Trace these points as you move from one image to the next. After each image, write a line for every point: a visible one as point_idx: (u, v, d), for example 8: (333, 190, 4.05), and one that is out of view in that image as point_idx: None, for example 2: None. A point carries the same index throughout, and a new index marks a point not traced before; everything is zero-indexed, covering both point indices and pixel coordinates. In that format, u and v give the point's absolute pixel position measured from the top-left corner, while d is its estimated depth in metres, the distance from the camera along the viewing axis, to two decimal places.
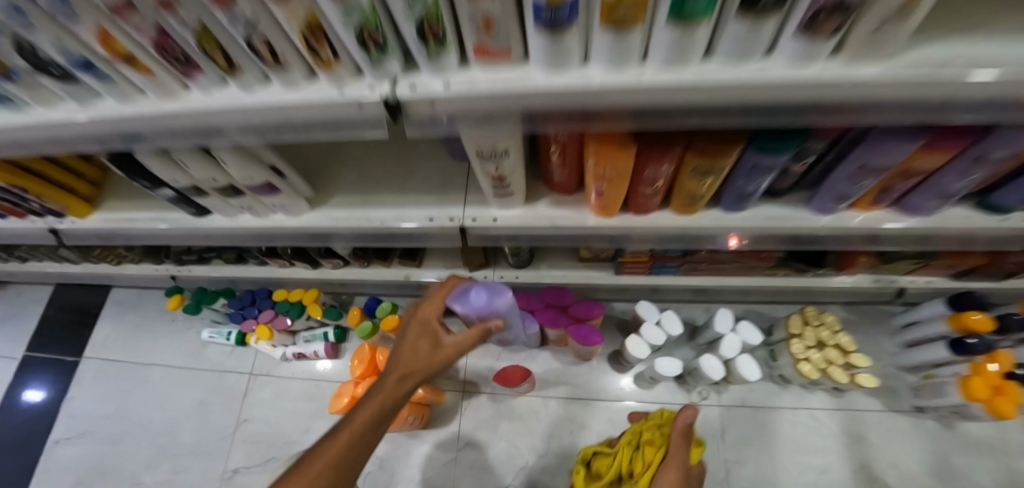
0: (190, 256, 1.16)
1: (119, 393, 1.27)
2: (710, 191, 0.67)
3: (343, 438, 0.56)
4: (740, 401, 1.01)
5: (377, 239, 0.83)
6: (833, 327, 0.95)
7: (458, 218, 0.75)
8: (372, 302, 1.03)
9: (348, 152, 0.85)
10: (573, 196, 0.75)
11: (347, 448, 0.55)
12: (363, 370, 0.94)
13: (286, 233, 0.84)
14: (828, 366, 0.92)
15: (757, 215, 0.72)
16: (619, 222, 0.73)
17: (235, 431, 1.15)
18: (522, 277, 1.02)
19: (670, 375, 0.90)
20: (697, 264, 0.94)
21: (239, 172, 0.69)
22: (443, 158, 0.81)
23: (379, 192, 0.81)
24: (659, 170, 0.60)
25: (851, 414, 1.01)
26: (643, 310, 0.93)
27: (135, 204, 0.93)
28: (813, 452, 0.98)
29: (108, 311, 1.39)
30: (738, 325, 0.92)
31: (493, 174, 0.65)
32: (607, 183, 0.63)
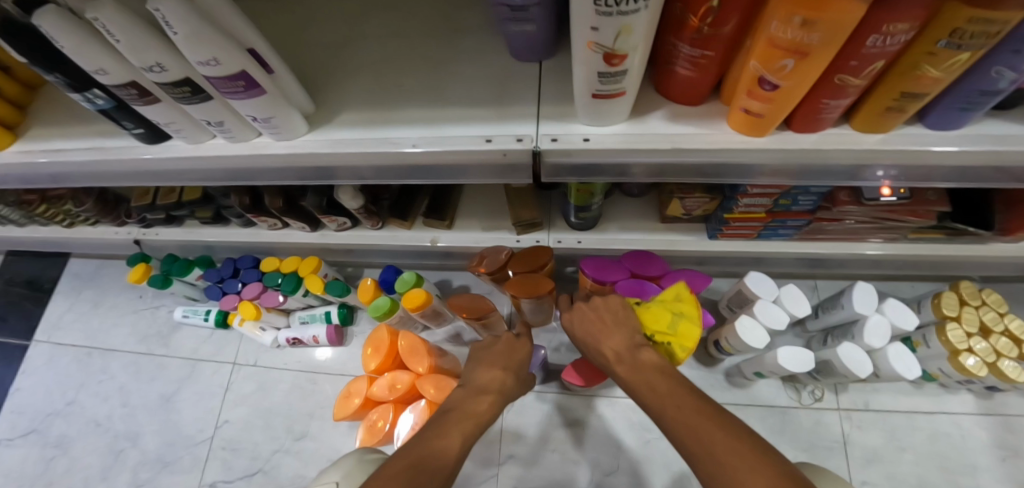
0: (156, 214, 0.90)
1: (67, 384, 1.01)
2: (939, 88, 0.44)
3: (432, 444, 0.47)
4: (863, 405, 0.79)
5: (406, 174, 0.61)
6: (997, 308, 0.72)
7: (529, 137, 0.51)
8: (390, 271, 0.79)
9: (364, 55, 0.61)
10: (698, 108, 0.52)
11: (436, 450, 0.46)
12: (380, 363, 0.70)
13: (279, 165, 0.62)
14: (997, 360, 0.68)
15: (976, 136, 0.49)
16: (771, 143, 0.50)
17: (213, 435, 0.91)
18: (585, 243, 0.78)
19: (795, 370, 0.68)
20: (828, 223, 0.71)
21: (192, 53, 0.43)
22: (501, 60, 0.58)
23: (407, 105, 0.57)
24: (889, 36, 0.36)
25: (1005, 421, 0.76)
26: (755, 284, 0.71)
27: (70, 130, 0.68)
28: (960, 471, 0.74)
29: (62, 284, 1.13)
30: (882, 304, 0.69)
31: (607, 49, 0.40)
32: (794, 62, 0.39)
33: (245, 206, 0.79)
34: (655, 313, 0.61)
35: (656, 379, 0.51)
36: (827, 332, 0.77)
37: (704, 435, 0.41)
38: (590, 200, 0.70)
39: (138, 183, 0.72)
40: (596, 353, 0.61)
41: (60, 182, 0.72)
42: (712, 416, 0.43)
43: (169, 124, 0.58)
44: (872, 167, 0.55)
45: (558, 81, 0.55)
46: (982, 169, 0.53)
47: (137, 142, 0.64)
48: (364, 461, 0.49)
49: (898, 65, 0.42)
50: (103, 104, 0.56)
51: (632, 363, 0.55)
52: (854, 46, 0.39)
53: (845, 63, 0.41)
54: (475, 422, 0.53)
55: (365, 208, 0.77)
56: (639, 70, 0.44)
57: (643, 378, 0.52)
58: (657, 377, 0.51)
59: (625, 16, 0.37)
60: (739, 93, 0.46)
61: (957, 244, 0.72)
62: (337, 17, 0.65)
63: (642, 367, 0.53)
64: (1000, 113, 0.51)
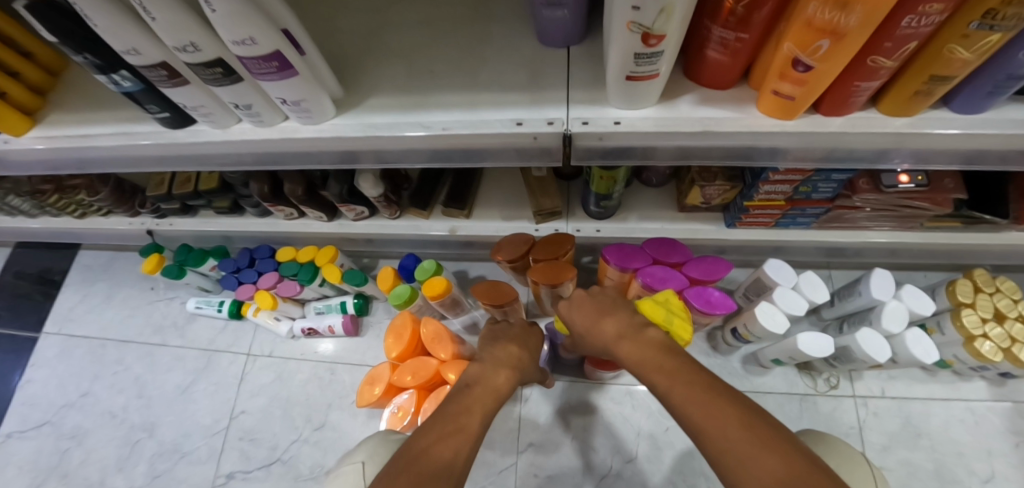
0: (172, 204, 0.90)
1: (80, 376, 1.01)
2: (967, 73, 0.45)
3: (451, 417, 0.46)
4: (879, 392, 0.80)
5: (434, 159, 0.61)
6: (1011, 295, 0.73)
7: (562, 120, 0.52)
8: (411, 260, 0.80)
9: (393, 40, 0.61)
10: (727, 93, 0.53)
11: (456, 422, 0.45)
12: (402, 351, 0.70)
13: (306, 150, 0.62)
14: (1012, 345, 0.69)
15: (1002, 120, 0.50)
16: (800, 126, 0.51)
17: (230, 425, 0.91)
18: (604, 231, 0.78)
19: (815, 356, 0.69)
20: (847, 211, 0.72)
21: (229, 33, 0.43)
22: (529, 46, 0.58)
23: (436, 90, 0.57)
24: (924, 16, 0.37)
25: (1018, 407, 0.77)
26: (775, 271, 0.71)
27: (92, 116, 0.67)
28: (975, 455, 0.75)
29: (73, 276, 1.12)
30: (899, 291, 0.70)
31: (646, 30, 0.41)
32: (829, 43, 0.40)
33: (265, 194, 0.79)
34: (653, 308, 0.61)
35: (657, 357, 0.49)
36: (843, 319, 0.78)
37: (714, 412, 0.39)
38: (612, 187, 0.71)
39: (160, 170, 0.72)
40: (595, 336, 0.58)
41: (81, 169, 0.72)
42: (719, 393, 0.41)
43: (196, 108, 0.58)
44: (896, 152, 0.56)
45: (588, 66, 0.56)
46: (1003, 154, 0.54)
47: (162, 126, 0.64)
48: (390, 441, 0.48)
49: (931, 46, 0.42)
50: (131, 86, 0.56)
51: (633, 347, 0.52)
52: (889, 27, 0.39)
53: (879, 45, 0.41)
54: (496, 395, 0.52)
55: (384, 197, 0.78)
56: (675, 51, 0.45)
57: (644, 359, 0.50)
58: (661, 356, 0.48)
59: None
60: (771, 77, 0.47)
61: (972, 231, 0.73)
62: (363, 4, 0.65)
63: (645, 351, 0.50)
64: (1022, 98, 0.52)
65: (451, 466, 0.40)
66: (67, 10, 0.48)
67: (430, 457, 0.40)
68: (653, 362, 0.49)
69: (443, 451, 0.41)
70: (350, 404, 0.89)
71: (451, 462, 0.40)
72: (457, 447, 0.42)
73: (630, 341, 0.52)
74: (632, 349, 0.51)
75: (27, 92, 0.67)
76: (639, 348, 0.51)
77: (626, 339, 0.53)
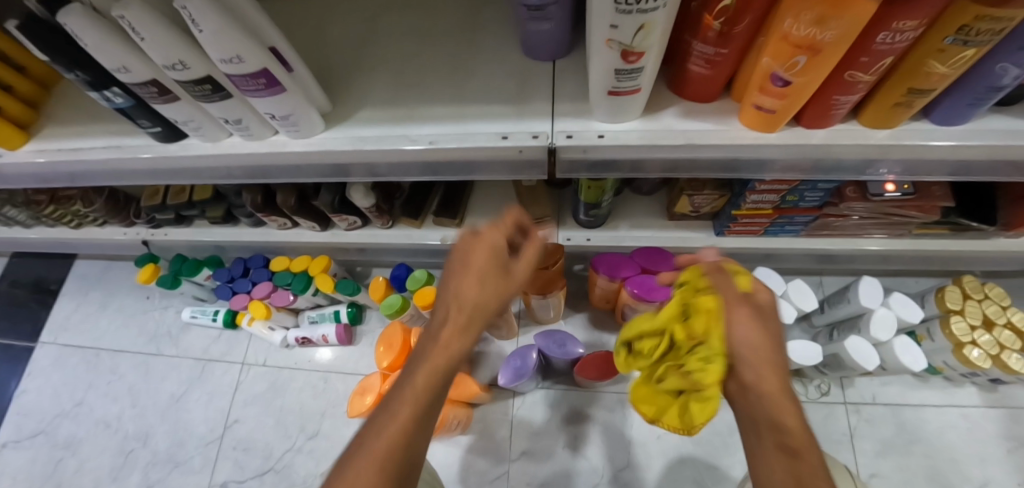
0: (166, 214, 0.91)
1: (75, 385, 1.01)
2: (944, 86, 0.45)
3: (405, 405, 0.36)
4: (871, 398, 0.80)
5: (422, 171, 0.61)
6: (999, 301, 0.73)
7: (546, 134, 0.52)
8: (402, 270, 0.80)
9: (381, 53, 0.62)
10: (711, 105, 0.54)
11: (414, 411, 0.36)
12: (393, 360, 0.71)
13: (296, 163, 0.63)
14: (1001, 352, 0.70)
15: (982, 131, 0.50)
16: (783, 138, 0.51)
17: (224, 434, 0.91)
18: (595, 240, 0.79)
19: (803, 364, 0.69)
20: (834, 219, 0.72)
21: (215, 51, 0.44)
22: (515, 59, 0.59)
23: (424, 103, 0.57)
24: (898, 32, 0.38)
25: (1010, 413, 0.77)
26: (764, 279, 0.71)
27: (85, 130, 0.68)
28: (967, 462, 0.75)
29: (69, 285, 1.13)
30: (888, 298, 0.70)
31: (626, 46, 0.42)
32: (806, 58, 0.40)
33: (257, 205, 0.80)
34: None
35: (771, 354, 0.36)
36: (834, 326, 0.78)
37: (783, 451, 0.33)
38: (601, 197, 0.71)
39: (152, 181, 0.73)
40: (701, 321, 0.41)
41: (74, 181, 0.73)
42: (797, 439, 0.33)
43: (187, 122, 0.59)
44: (880, 162, 0.56)
45: (573, 79, 0.56)
46: (985, 164, 0.54)
47: (154, 140, 0.65)
48: None
49: (907, 61, 0.43)
50: (122, 102, 0.56)
51: (747, 330, 0.37)
52: (865, 43, 0.40)
53: (856, 59, 0.42)
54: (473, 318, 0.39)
55: (376, 207, 0.78)
56: (656, 66, 0.45)
57: (750, 347, 0.36)
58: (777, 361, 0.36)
59: (645, 14, 0.38)
60: (751, 90, 0.48)
61: (960, 238, 0.73)
62: (352, 18, 0.66)
63: (762, 338, 0.37)
64: (1004, 109, 0.52)
65: (402, 485, 0.35)
66: (55, 27, 0.49)
67: (375, 487, 0.33)
68: (762, 361, 0.36)
69: (396, 469, 0.35)
70: (343, 413, 0.89)
71: (402, 479, 0.35)
72: (410, 451, 0.35)
73: (745, 316, 0.38)
74: (750, 332, 0.37)
75: (21, 106, 0.68)
76: (752, 330, 0.37)
77: (734, 312, 0.38)
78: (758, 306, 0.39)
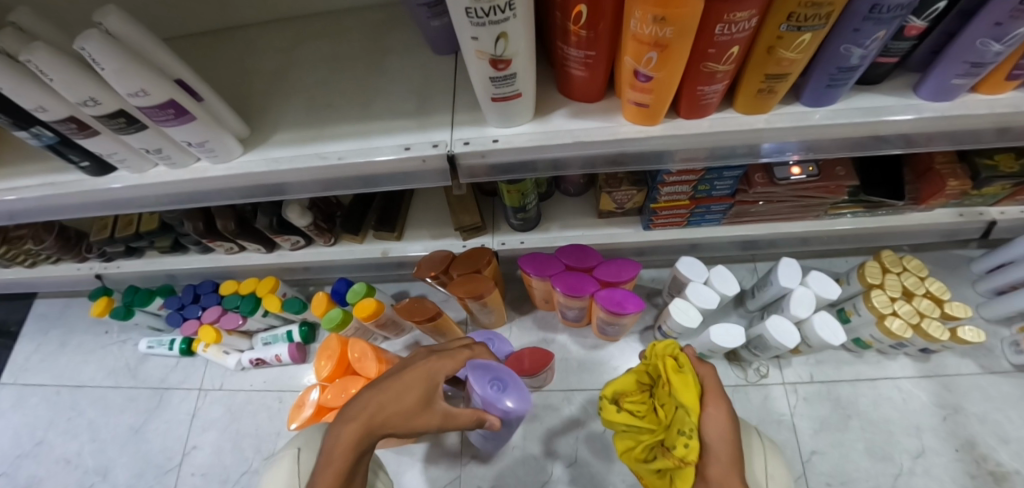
0: (116, 247, 0.92)
1: (35, 425, 1.01)
2: (796, 74, 0.48)
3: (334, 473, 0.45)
4: (808, 377, 0.82)
5: (340, 186, 0.64)
6: (917, 272, 0.75)
7: (443, 143, 0.55)
8: (343, 284, 0.82)
9: (293, 78, 0.65)
10: (598, 104, 0.57)
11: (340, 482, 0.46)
12: (332, 369, 0.72)
13: (221, 187, 0.66)
14: (920, 321, 0.71)
15: (850, 109, 0.53)
16: (666, 130, 0.55)
17: (183, 460, 0.91)
18: (528, 243, 0.81)
19: (728, 346, 0.71)
20: (749, 206, 0.74)
21: (120, 85, 0.47)
22: (419, 74, 0.62)
23: (333, 120, 0.60)
24: (733, 24, 0.41)
25: (944, 382, 0.78)
26: (688, 268, 0.74)
27: (21, 169, 0.69)
28: (904, 432, 0.76)
29: (31, 324, 1.14)
30: (806, 277, 0.72)
31: (493, 56, 0.45)
32: (657, 54, 0.43)
33: (199, 231, 0.81)
34: (683, 385, 0.59)
35: (731, 448, 0.53)
36: (765, 309, 0.80)
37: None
38: (524, 200, 0.74)
39: (90, 215, 0.75)
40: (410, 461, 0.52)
41: (15, 219, 0.74)
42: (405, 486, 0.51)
43: (111, 155, 0.62)
44: (768, 146, 0.59)
45: (471, 90, 0.60)
46: (863, 140, 0.57)
47: (86, 175, 0.67)
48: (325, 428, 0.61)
49: (756, 51, 0.46)
50: (49, 139, 0.59)
51: (713, 431, 0.54)
52: (708, 35, 0.43)
53: (705, 52, 0.45)
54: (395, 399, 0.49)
55: (315, 226, 0.80)
56: (530, 72, 0.49)
57: (718, 440, 0.53)
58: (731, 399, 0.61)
59: (498, 24, 0.41)
60: (626, 88, 0.51)
61: (874, 216, 0.76)
62: (268, 47, 0.69)
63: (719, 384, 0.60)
64: (870, 88, 0.55)
65: None
66: None
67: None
68: (726, 439, 0.53)
69: None
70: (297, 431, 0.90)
71: None
72: None
73: (716, 409, 0.56)
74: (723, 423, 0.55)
75: None
76: (712, 380, 0.61)
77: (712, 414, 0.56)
78: (723, 414, 0.56)
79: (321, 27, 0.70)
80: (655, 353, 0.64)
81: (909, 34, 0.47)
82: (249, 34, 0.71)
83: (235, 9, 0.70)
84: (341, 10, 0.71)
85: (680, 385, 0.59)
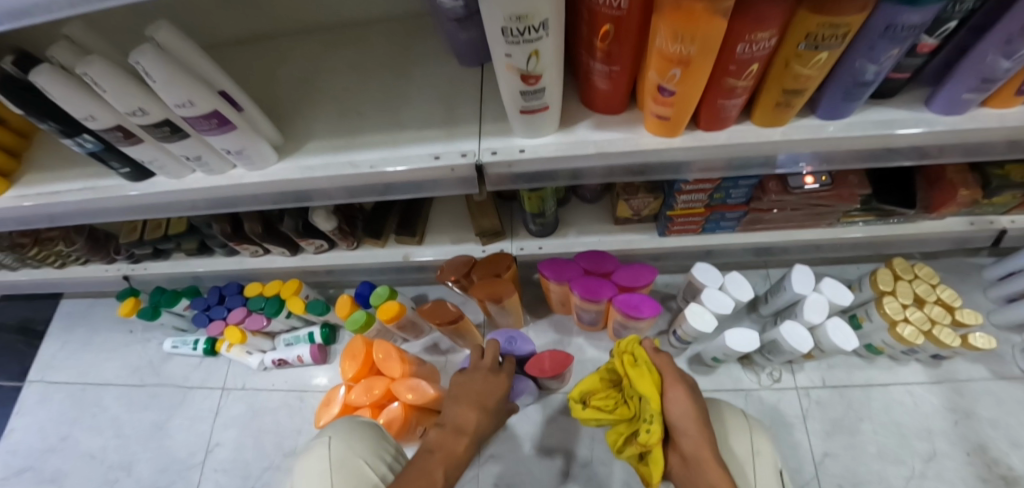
0: (145, 249, 0.95)
1: (61, 421, 1.04)
2: (811, 89, 0.51)
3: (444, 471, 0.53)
4: (820, 381, 0.83)
5: (369, 192, 0.66)
6: (928, 280, 0.76)
7: (472, 152, 0.57)
8: (366, 287, 0.84)
9: (324, 88, 0.68)
10: (620, 116, 0.59)
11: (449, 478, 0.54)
12: (357, 370, 0.74)
13: (253, 192, 0.68)
14: (932, 327, 0.72)
15: (864, 122, 0.55)
16: (686, 141, 0.57)
17: (206, 456, 0.94)
18: (546, 248, 0.84)
19: (743, 350, 0.72)
20: (763, 213, 0.76)
21: (169, 96, 0.49)
22: (446, 85, 0.65)
23: (364, 129, 0.63)
24: (754, 43, 0.43)
25: (955, 387, 0.80)
26: (702, 274, 0.76)
27: (62, 174, 0.73)
28: (915, 436, 0.77)
29: (57, 324, 1.17)
30: (819, 283, 0.74)
31: (524, 71, 0.47)
32: (680, 70, 0.46)
33: (227, 234, 0.84)
34: (639, 374, 0.61)
35: (698, 425, 0.55)
36: (778, 315, 0.82)
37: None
38: (544, 206, 0.76)
39: (125, 218, 0.78)
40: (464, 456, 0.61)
41: (53, 222, 0.77)
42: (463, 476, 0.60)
43: (151, 162, 0.65)
44: (785, 157, 0.61)
45: (497, 101, 0.62)
46: (876, 151, 0.59)
47: (125, 180, 0.70)
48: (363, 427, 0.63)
49: (774, 66, 0.48)
50: (93, 147, 0.62)
51: (677, 416, 0.57)
52: (729, 53, 0.45)
53: (726, 68, 0.47)
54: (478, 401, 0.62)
55: (339, 230, 0.83)
56: (557, 86, 0.51)
57: (683, 419, 0.56)
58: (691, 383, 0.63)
59: (532, 43, 0.44)
60: (648, 101, 0.53)
61: (887, 224, 0.78)
62: (299, 58, 0.72)
63: (677, 371, 0.62)
64: (883, 101, 0.57)
65: None
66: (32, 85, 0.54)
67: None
68: (689, 420, 0.56)
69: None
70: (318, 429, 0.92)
71: None
72: None
73: (679, 394, 0.59)
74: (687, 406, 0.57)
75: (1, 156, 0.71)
76: (669, 367, 0.63)
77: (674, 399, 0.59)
78: (684, 397, 0.58)
79: (350, 39, 0.73)
80: (619, 351, 0.66)
81: (921, 51, 0.49)
82: (280, 45, 0.74)
83: (268, 21, 0.73)
84: (368, 23, 0.74)
85: (637, 374, 0.61)
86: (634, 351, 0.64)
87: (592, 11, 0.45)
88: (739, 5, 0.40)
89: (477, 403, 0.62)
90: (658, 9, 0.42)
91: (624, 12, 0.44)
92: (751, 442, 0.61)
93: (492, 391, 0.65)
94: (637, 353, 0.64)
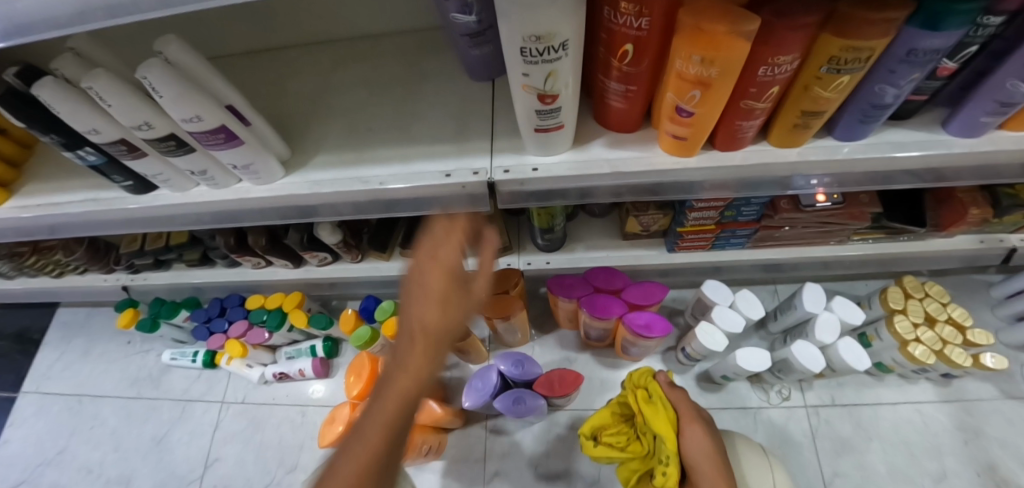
0: (145, 259, 0.94)
1: (56, 434, 1.01)
2: (830, 112, 0.50)
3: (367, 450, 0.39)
4: (830, 400, 0.82)
5: (377, 208, 0.65)
6: (939, 298, 0.76)
7: (484, 170, 0.57)
8: (371, 301, 0.83)
9: (333, 102, 0.67)
10: (634, 135, 0.58)
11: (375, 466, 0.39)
12: (361, 388, 0.73)
13: (259, 206, 0.67)
14: (943, 347, 0.72)
15: (881, 143, 0.55)
16: (701, 160, 0.56)
17: (205, 472, 0.92)
18: (553, 263, 0.83)
19: (753, 370, 0.72)
20: (773, 231, 0.75)
21: (176, 112, 0.48)
22: (457, 101, 0.64)
23: (373, 144, 0.62)
24: (776, 66, 0.43)
25: (966, 407, 0.79)
26: (712, 291, 0.75)
27: (64, 186, 0.71)
28: (927, 457, 0.76)
29: (54, 333, 1.15)
30: (830, 302, 0.73)
31: (540, 91, 0.47)
32: (700, 92, 0.45)
33: (230, 246, 0.83)
34: (658, 415, 0.66)
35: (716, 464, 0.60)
36: (787, 332, 0.81)
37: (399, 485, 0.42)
38: (553, 222, 0.75)
39: (127, 229, 0.76)
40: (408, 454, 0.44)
41: (54, 233, 0.76)
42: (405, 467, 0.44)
43: (156, 176, 0.63)
44: (799, 177, 0.60)
45: (509, 118, 0.61)
46: (891, 172, 0.59)
47: (128, 193, 0.69)
48: None
49: (794, 89, 0.48)
50: (95, 160, 0.60)
51: (694, 454, 0.62)
52: (749, 75, 0.45)
53: (746, 90, 0.47)
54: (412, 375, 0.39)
55: (344, 243, 0.81)
56: (573, 105, 0.50)
57: (702, 458, 0.61)
58: (705, 418, 0.68)
59: (550, 63, 0.43)
60: (665, 121, 0.52)
61: (896, 241, 0.77)
62: (307, 71, 0.71)
63: (691, 408, 0.67)
64: (899, 121, 0.57)
65: None
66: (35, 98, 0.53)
67: None
68: (707, 458, 0.61)
69: None
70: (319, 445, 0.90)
71: None
72: None
73: (696, 432, 0.64)
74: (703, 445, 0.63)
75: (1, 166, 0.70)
76: (684, 404, 0.68)
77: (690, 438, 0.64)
78: (701, 435, 0.64)
79: (359, 52, 0.72)
80: (631, 383, 0.73)
81: (940, 73, 0.48)
82: (287, 57, 0.74)
83: (276, 34, 0.72)
84: (377, 36, 0.73)
85: (655, 415, 0.66)
86: (650, 389, 0.70)
87: (611, 31, 0.45)
88: (762, 29, 0.40)
89: (416, 389, 0.42)
90: (679, 31, 0.41)
91: (644, 32, 0.43)
92: (773, 481, 0.62)
93: (430, 370, 0.42)
94: (654, 391, 0.70)
